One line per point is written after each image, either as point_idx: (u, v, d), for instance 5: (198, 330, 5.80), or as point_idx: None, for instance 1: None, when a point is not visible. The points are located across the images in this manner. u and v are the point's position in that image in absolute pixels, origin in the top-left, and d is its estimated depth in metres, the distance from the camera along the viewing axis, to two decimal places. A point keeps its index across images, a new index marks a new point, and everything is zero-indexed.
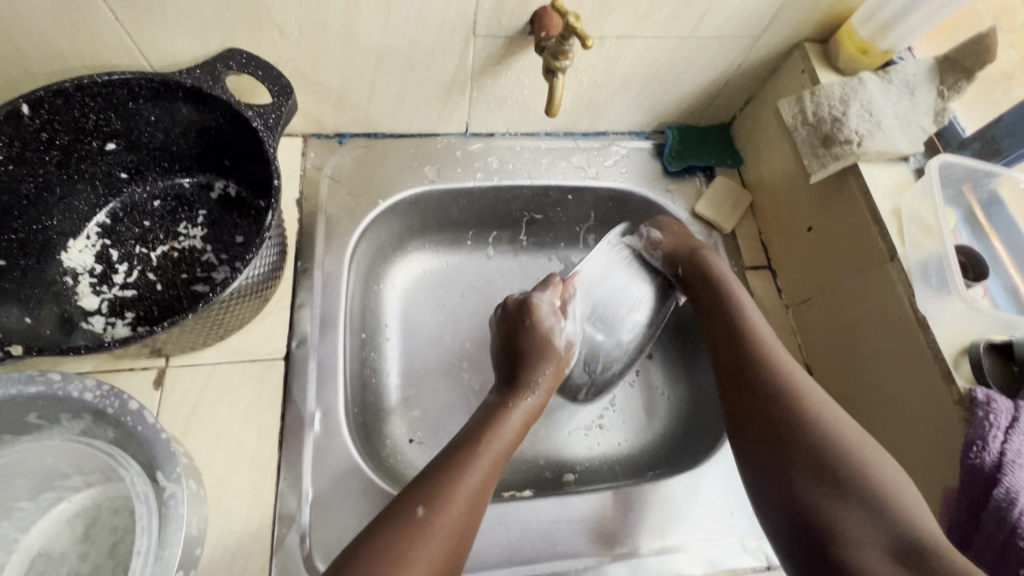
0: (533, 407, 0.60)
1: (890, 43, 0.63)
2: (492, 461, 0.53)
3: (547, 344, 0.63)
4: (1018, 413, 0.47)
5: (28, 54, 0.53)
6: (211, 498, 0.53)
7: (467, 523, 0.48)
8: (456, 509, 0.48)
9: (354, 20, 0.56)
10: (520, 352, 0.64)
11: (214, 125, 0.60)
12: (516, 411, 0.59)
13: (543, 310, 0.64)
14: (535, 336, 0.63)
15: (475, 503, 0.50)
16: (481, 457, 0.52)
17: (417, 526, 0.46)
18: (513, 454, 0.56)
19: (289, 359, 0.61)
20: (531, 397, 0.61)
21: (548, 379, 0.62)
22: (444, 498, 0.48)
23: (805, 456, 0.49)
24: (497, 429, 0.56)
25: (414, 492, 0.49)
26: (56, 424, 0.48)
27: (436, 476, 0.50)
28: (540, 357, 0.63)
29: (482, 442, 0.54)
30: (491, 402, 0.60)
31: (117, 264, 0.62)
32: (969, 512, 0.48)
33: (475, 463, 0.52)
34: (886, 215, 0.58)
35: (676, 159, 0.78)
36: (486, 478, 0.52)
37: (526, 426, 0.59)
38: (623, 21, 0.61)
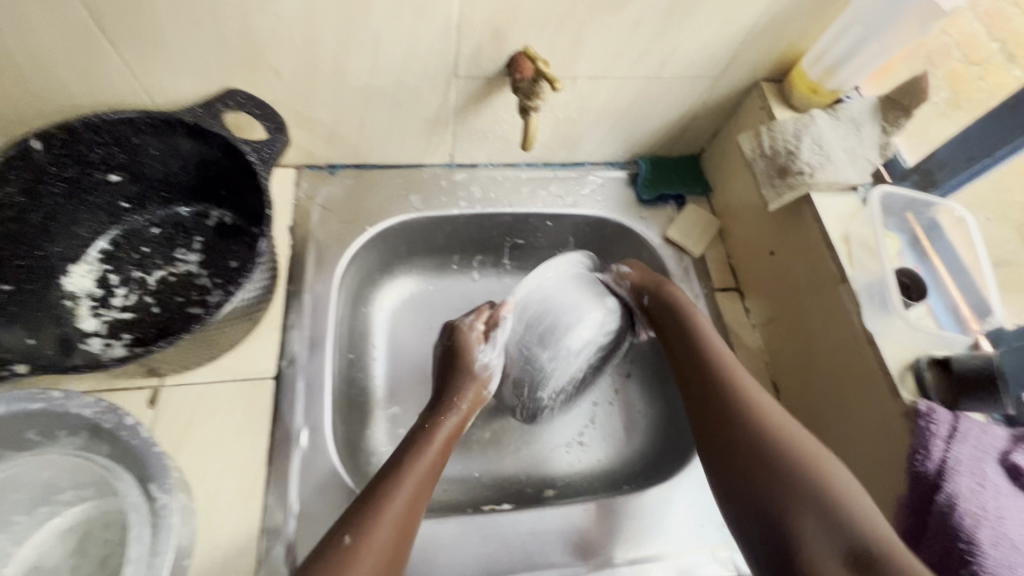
0: (451, 427, 0.61)
1: (837, 83, 0.69)
2: (415, 484, 0.54)
3: (459, 371, 0.66)
4: (958, 423, 0.51)
5: (40, 93, 0.58)
6: (200, 512, 0.55)
7: (396, 547, 0.49)
8: (382, 535, 0.49)
9: (344, 63, 0.61)
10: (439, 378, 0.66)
11: (212, 158, 0.64)
12: (437, 433, 0.60)
13: (465, 335, 0.67)
14: (451, 360, 0.67)
15: (406, 523, 0.51)
16: (403, 483, 0.53)
17: (345, 552, 0.47)
18: (439, 472, 0.57)
19: (279, 378, 0.64)
20: (450, 419, 0.62)
21: (468, 400, 0.65)
22: (369, 524, 0.49)
23: (748, 444, 0.54)
24: (418, 453, 0.57)
25: (339, 524, 0.49)
26: (53, 440, 0.50)
27: (360, 505, 0.51)
28: (455, 384, 0.65)
29: (403, 466, 0.55)
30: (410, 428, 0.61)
31: (115, 288, 0.66)
32: (915, 516, 0.50)
33: (398, 488, 0.52)
34: (836, 241, 0.63)
35: (648, 188, 0.83)
36: (412, 501, 0.53)
37: (448, 448, 0.60)
38: (592, 63, 0.67)
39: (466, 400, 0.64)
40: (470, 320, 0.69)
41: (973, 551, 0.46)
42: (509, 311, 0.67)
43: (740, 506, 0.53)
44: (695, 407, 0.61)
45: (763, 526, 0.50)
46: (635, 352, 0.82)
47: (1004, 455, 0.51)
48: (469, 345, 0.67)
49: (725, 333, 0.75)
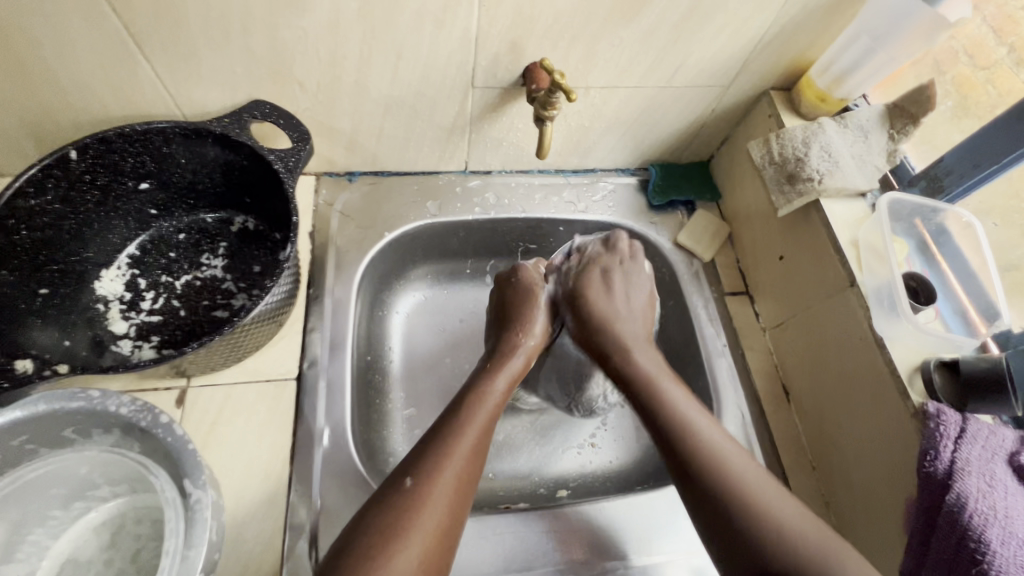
0: (516, 368, 0.64)
1: (844, 92, 0.70)
2: (480, 426, 0.57)
3: (527, 308, 0.69)
4: (967, 424, 0.52)
5: (76, 104, 0.60)
6: (227, 508, 0.57)
7: (458, 490, 0.52)
8: (445, 481, 0.51)
9: (366, 75, 0.64)
10: (503, 317, 0.70)
11: (237, 166, 0.67)
12: (499, 377, 0.63)
13: (525, 271, 0.73)
14: (520, 295, 0.71)
15: (471, 463, 0.54)
16: (467, 427, 0.56)
17: (409, 496, 0.50)
18: (500, 414, 0.60)
19: (300, 380, 0.66)
20: (515, 362, 0.65)
21: (532, 343, 0.68)
22: (431, 471, 0.52)
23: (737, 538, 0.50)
24: (480, 397, 0.59)
25: (403, 469, 0.53)
26: (89, 438, 0.52)
27: (428, 449, 0.54)
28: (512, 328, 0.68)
29: (467, 410, 0.58)
30: (476, 369, 0.65)
31: (144, 292, 0.68)
32: (927, 517, 0.52)
33: (462, 434, 0.55)
34: (845, 245, 0.64)
35: (659, 194, 0.84)
36: (475, 444, 0.55)
37: (511, 388, 0.63)
38: (605, 73, 0.69)
39: (531, 339, 0.68)
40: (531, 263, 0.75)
41: (982, 549, 0.47)
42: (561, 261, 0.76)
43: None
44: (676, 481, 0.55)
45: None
46: None
47: (1011, 455, 0.52)
48: (531, 282, 0.72)
49: (736, 337, 0.76)
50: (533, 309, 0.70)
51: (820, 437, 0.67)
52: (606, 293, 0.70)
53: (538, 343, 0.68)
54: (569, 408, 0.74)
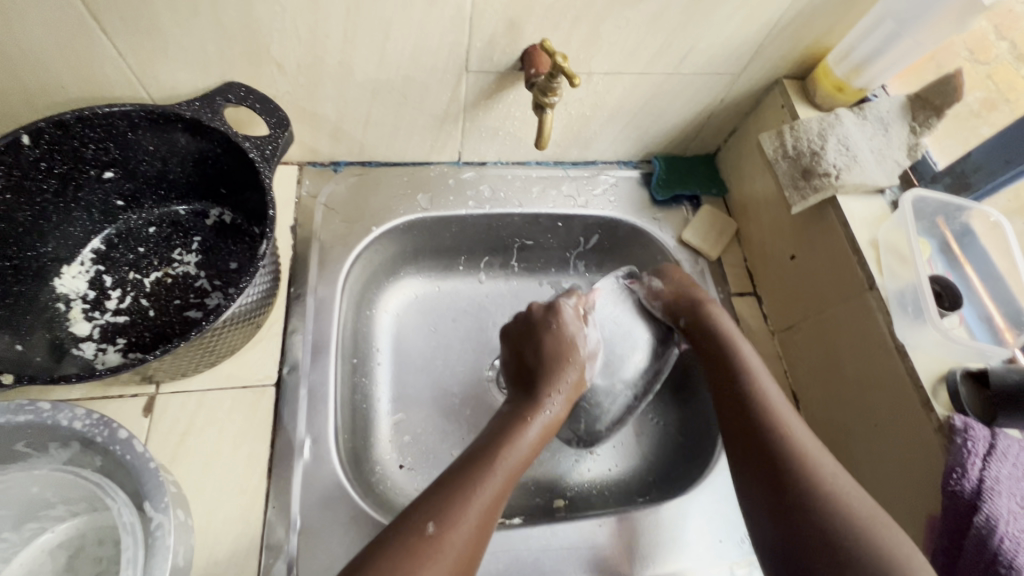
0: (549, 421, 0.60)
1: (865, 81, 0.65)
2: (505, 478, 0.53)
3: (561, 360, 0.63)
4: (996, 440, 0.49)
5: (30, 85, 0.55)
6: (198, 526, 0.53)
7: (476, 545, 0.48)
8: (465, 529, 0.48)
9: (350, 56, 0.58)
10: (538, 360, 0.64)
11: (210, 154, 0.61)
12: (531, 426, 0.58)
13: (565, 317, 0.67)
14: (558, 343, 0.64)
15: (485, 525, 0.49)
16: (495, 474, 0.52)
17: (423, 544, 0.46)
18: (525, 469, 0.56)
19: (280, 386, 0.61)
20: (548, 410, 0.60)
21: (567, 390, 0.63)
22: (451, 518, 0.48)
23: (802, 502, 0.48)
24: (511, 445, 0.55)
25: (418, 511, 0.48)
26: (43, 453, 0.47)
27: (450, 490, 0.50)
28: (544, 377, 0.62)
29: (498, 454, 0.54)
30: (506, 412, 0.61)
31: (110, 290, 0.63)
32: (951, 538, 0.48)
33: (489, 480, 0.52)
34: (864, 245, 0.60)
35: (663, 188, 0.80)
36: (498, 493, 0.52)
37: (541, 442, 0.59)
38: (610, 59, 0.64)
39: (563, 389, 0.62)
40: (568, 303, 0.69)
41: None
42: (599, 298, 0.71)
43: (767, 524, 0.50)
44: (743, 454, 0.54)
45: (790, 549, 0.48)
46: None
47: None
48: (569, 328, 0.66)
49: (743, 341, 0.72)
50: (565, 359, 0.64)
51: (832, 447, 0.63)
52: (686, 273, 0.73)
53: (572, 391, 0.63)
54: (572, 442, 0.71)
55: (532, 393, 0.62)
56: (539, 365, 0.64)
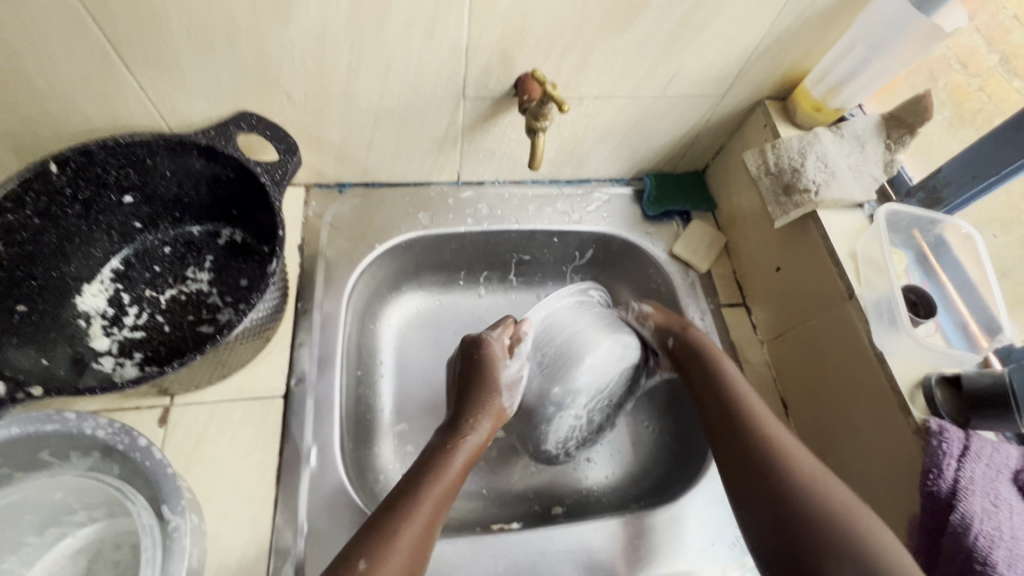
0: (473, 446, 0.60)
1: (841, 101, 0.69)
2: (432, 505, 0.53)
3: (484, 387, 0.64)
4: (970, 442, 0.51)
5: (57, 116, 0.59)
6: (210, 530, 0.55)
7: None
8: (393, 564, 0.48)
9: (354, 86, 0.63)
10: (465, 388, 0.65)
11: (223, 178, 0.65)
12: (457, 453, 0.59)
13: (492, 348, 0.66)
14: (479, 375, 0.65)
15: (418, 553, 0.50)
16: (421, 503, 0.52)
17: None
18: (455, 496, 0.56)
19: (288, 397, 0.64)
20: (472, 437, 0.61)
21: (489, 420, 0.63)
22: (380, 553, 0.48)
23: (776, 487, 0.53)
24: (436, 473, 0.56)
25: (352, 550, 0.48)
26: (66, 461, 0.50)
27: (379, 525, 0.50)
28: (472, 406, 0.63)
29: (424, 483, 0.54)
30: (434, 442, 0.61)
31: (127, 307, 0.66)
32: (929, 537, 0.50)
33: (416, 511, 0.52)
34: (843, 257, 0.63)
35: (654, 204, 0.83)
36: (428, 521, 0.52)
37: (467, 467, 0.59)
38: (598, 84, 0.68)
39: (488, 419, 0.63)
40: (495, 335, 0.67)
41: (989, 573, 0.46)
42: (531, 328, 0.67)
43: (757, 533, 0.52)
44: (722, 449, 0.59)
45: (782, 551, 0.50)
46: None
47: (1014, 473, 0.51)
48: (495, 361, 0.65)
49: (733, 349, 0.75)
50: (492, 389, 0.64)
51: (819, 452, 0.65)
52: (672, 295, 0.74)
53: (495, 418, 0.64)
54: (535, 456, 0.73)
55: (459, 423, 0.62)
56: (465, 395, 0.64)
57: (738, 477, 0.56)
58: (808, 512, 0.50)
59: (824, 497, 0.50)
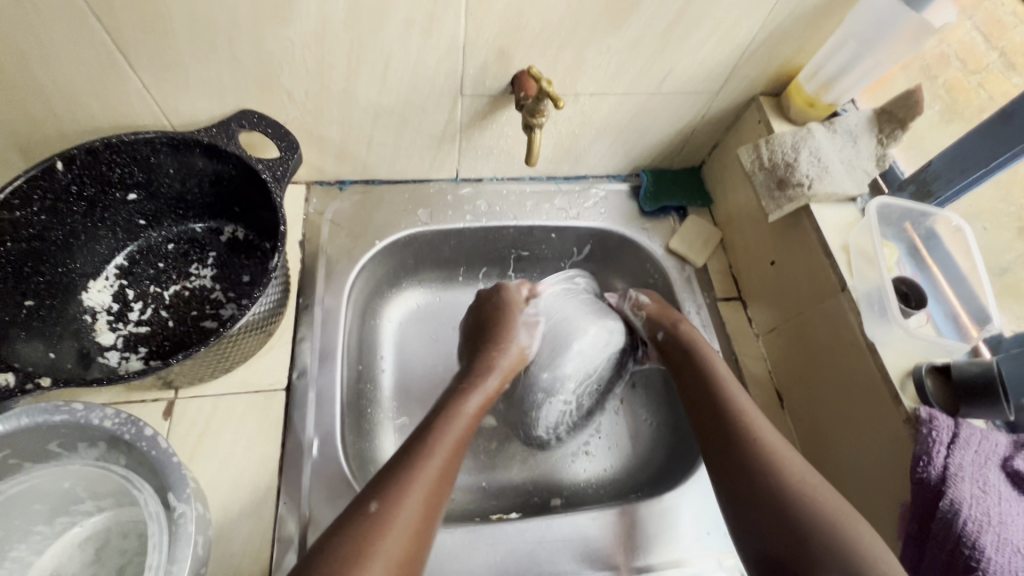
0: (489, 389, 0.65)
1: (834, 97, 0.70)
2: (447, 449, 0.56)
3: (504, 329, 0.71)
4: (960, 429, 0.52)
5: (63, 115, 0.60)
6: (214, 520, 0.56)
7: (423, 519, 0.50)
8: (410, 503, 0.50)
9: (354, 84, 0.64)
10: (480, 335, 0.71)
11: (225, 175, 0.66)
12: (472, 397, 0.63)
13: (509, 294, 0.75)
14: (496, 317, 0.72)
15: (434, 496, 0.52)
16: (437, 446, 0.56)
17: (373, 522, 0.48)
18: (468, 440, 0.60)
19: (290, 390, 0.65)
20: (487, 382, 0.66)
21: (506, 361, 0.69)
22: (398, 491, 0.51)
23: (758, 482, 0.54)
24: (451, 416, 0.60)
25: (368, 492, 0.51)
26: (74, 451, 0.51)
27: (395, 469, 0.53)
28: (488, 350, 0.69)
29: (439, 429, 0.58)
30: (448, 390, 0.65)
31: (132, 303, 0.68)
32: (920, 523, 0.51)
33: (432, 453, 0.55)
34: (836, 250, 0.64)
35: (651, 200, 0.84)
36: (445, 464, 0.55)
37: (482, 410, 0.64)
38: (594, 81, 0.69)
39: (505, 357, 0.69)
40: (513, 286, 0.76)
41: (976, 556, 0.47)
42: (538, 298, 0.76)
43: (744, 528, 0.54)
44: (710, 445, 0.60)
45: (767, 552, 0.51)
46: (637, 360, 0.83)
47: (1005, 459, 0.52)
48: (513, 309, 0.73)
49: (729, 342, 0.76)
50: (506, 334, 0.70)
51: (813, 443, 0.66)
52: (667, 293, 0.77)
53: (513, 360, 0.69)
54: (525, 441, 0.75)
55: (474, 370, 0.67)
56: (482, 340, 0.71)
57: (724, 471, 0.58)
58: (800, 521, 0.50)
59: (809, 500, 0.52)
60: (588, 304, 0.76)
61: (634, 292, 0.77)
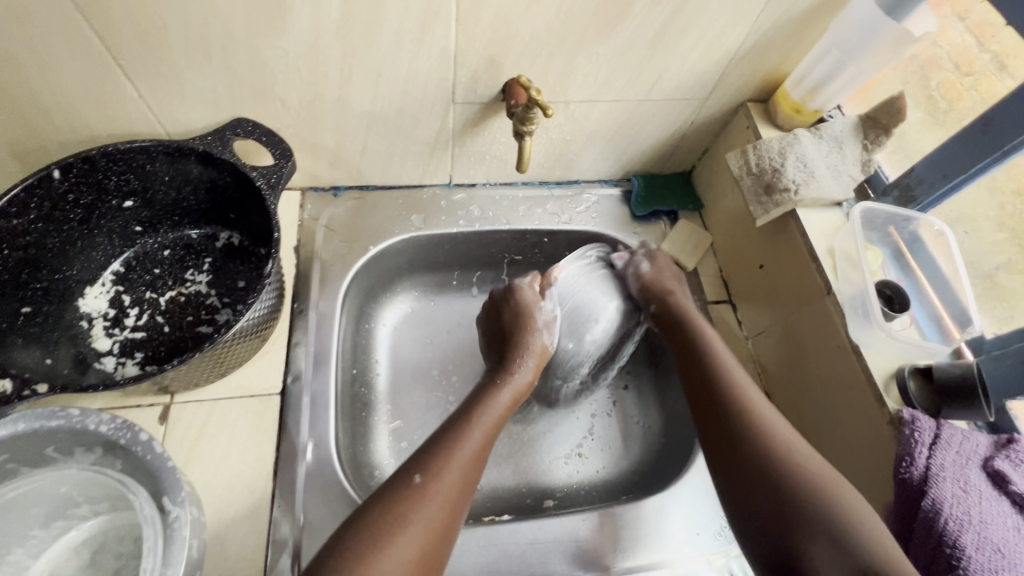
0: (520, 384, 0.66)
1: (820, 103, 0.71)
2: (482, 434, 0.59)
3: (524, 329, 0.70)
4: (941, 430, 0.53)
5: (60, 124, 0.61)
6: (209, 523, 0.57)
7: (458, 500, 0.53)
8: (447, 482, 0.53)
9: (347, 92, 0.65)
10: (503, 339, 0.70)
11: (220, 182, 0.67)
12: (504, 390, 0.64)
13: (524, 295, 0.72)
14: (516, 317, 0.71)
15: (467, 478, 0.55)
16: (472, 431, 0.58)
17: (415, 491, 0.51)
18: (501, 428, 0.62)
19: (285, 395, 0.66)
20: (519, 375, 0.67)
21: (535, 358, 0.69)
22: (435, 472, 0.53)
23: (751, 442, 0.55)
24: (486, 406, 0.62)
25: (406, 470, 0.54)
26: (70, 456, 0.52)
27: (432, 451, 0.56)
28: (517, 345, 0.69)
29: (476, 415, 0.60)
30: (481, 383, 0.67)
31: (128, 308, 0.68)
32: (903, 523, 0.52)
33: (468, 436, 0.58)
34: (821, 254, 0.65)
35: (642, 205, 0.85)
36: (478, 448, 0.58)
37: (514, 403, 0.65)
38: (584, 88, 0.70)
39: (533, 355, 0.69)
40: (526, 283, 0.74)
41: (957, 555, 0.48)
42: (559, 277, 0.74)
43: (733, 490, 0.55)
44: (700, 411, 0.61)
45: (752, 511, 0.52)
46: (630, 361, 0.84)
47: (986, 460, 0.52)
48: (531, 307, 0.71)
49: None
50: (534, 327, 0.70)
51: None
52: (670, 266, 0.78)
53: (540, 357, 0.70)
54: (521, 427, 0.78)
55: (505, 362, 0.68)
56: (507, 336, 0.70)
57: (711, 435, 0.59)
58: (788, 480, 0.52)
59: (800, 465, 0.53)
60: (608, 282, 0.76)
61: (638, 257, 0.77)
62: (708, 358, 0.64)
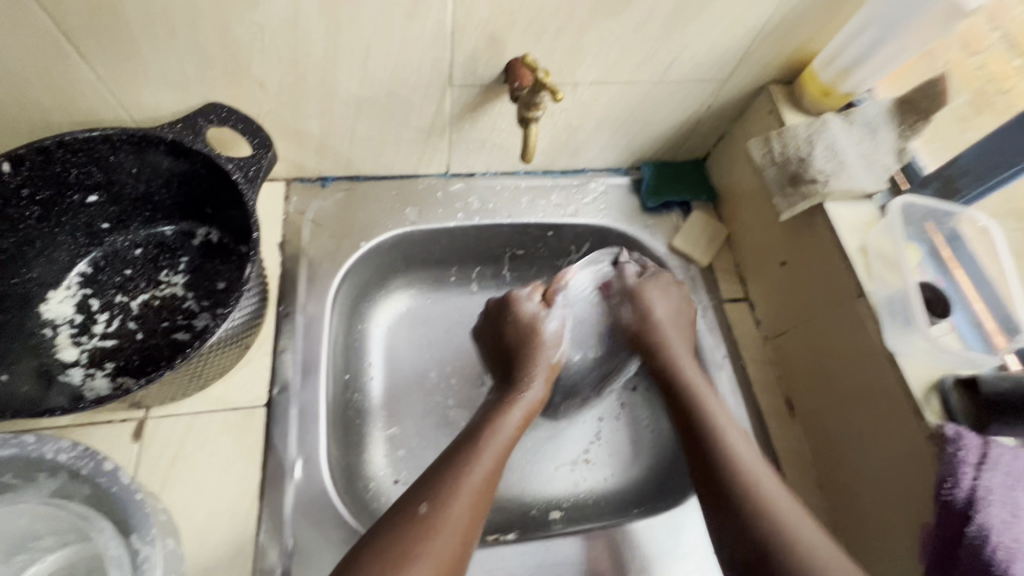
0: (532, 400, 0.63)
1: (851, 85, 0.65)
2: (496, 454, 0.55)
3: (532, 345, 0.67)
4: (990, 449, 0.48)
5: (11, 112, 0.54)
6: (189, 551, 0.53)
7: (472, 524, 0.49)
8: (458, 507, 0.49)
9: (332, 73, 0.58)
10: (510, 356, 0.67)
11: (193, 174, 0.61)
12: (516, 407, 0.61)
13: (522, 307, 0.70)
14: (520, 331, 0.68)
15: (479, 502, 0.51)
16: (483, 451, 0.54)
17: (419, 522, 0.47)
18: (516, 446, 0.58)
19: (270, 407, 0.61)
20: (529, 393, 0.63)
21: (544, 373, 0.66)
22: (445, 496, 0.50)
23: (765, 549, 0.48)
24: (496, 426, 0.58)
25: (412, 496, 0.50)
26: (31, 484, 0.47)
27: (440, 475, 0.52)
28: (525, 363, 0.66)
29: (485, 435, 0.56)
30: (491, 400, 0.63)
31: (97, 314, 0.63)
32: (944, 548, 0.48)
33: (479, 456, 0.54)
34: (853, 252, 0.60)
35: (654, 195, 0.79)
36: (491, 469, 0.54)
37: (528, 419, 0.62)
38: (594, 69, 0.63)
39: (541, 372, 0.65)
40: (527, 294, 0.71)
41: None
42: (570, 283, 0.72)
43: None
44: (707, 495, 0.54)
45: None
46: None
47: None
48: (536, 323, 0.69)
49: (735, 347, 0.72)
50: (540, 345, 0.67)
51: (826, 455, 0.63)
52: (664, 298, 0.70)
53: (551, 370, 0.67)
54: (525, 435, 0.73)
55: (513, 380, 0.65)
56: (512, 355, 0.67)
57: (722, 529, 0.52)
58: None
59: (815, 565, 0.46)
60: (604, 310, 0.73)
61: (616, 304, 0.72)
62: (705, 422, 0.58)
